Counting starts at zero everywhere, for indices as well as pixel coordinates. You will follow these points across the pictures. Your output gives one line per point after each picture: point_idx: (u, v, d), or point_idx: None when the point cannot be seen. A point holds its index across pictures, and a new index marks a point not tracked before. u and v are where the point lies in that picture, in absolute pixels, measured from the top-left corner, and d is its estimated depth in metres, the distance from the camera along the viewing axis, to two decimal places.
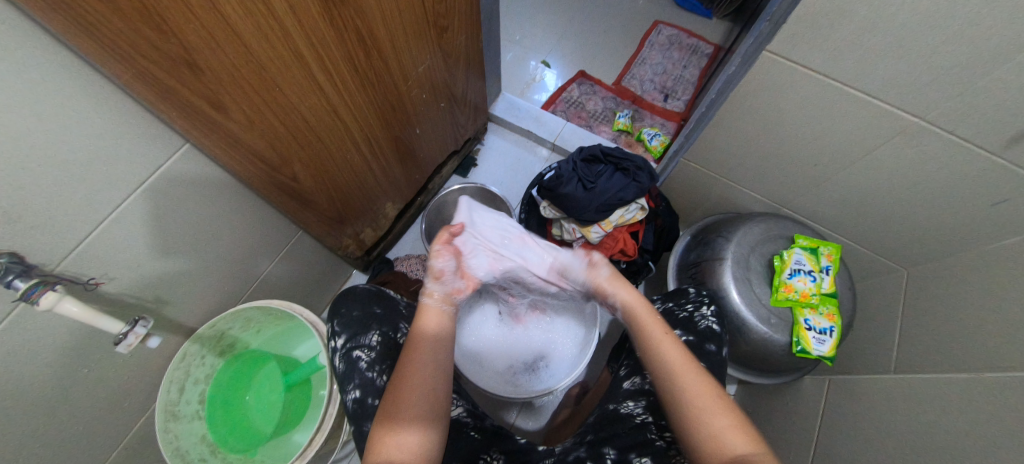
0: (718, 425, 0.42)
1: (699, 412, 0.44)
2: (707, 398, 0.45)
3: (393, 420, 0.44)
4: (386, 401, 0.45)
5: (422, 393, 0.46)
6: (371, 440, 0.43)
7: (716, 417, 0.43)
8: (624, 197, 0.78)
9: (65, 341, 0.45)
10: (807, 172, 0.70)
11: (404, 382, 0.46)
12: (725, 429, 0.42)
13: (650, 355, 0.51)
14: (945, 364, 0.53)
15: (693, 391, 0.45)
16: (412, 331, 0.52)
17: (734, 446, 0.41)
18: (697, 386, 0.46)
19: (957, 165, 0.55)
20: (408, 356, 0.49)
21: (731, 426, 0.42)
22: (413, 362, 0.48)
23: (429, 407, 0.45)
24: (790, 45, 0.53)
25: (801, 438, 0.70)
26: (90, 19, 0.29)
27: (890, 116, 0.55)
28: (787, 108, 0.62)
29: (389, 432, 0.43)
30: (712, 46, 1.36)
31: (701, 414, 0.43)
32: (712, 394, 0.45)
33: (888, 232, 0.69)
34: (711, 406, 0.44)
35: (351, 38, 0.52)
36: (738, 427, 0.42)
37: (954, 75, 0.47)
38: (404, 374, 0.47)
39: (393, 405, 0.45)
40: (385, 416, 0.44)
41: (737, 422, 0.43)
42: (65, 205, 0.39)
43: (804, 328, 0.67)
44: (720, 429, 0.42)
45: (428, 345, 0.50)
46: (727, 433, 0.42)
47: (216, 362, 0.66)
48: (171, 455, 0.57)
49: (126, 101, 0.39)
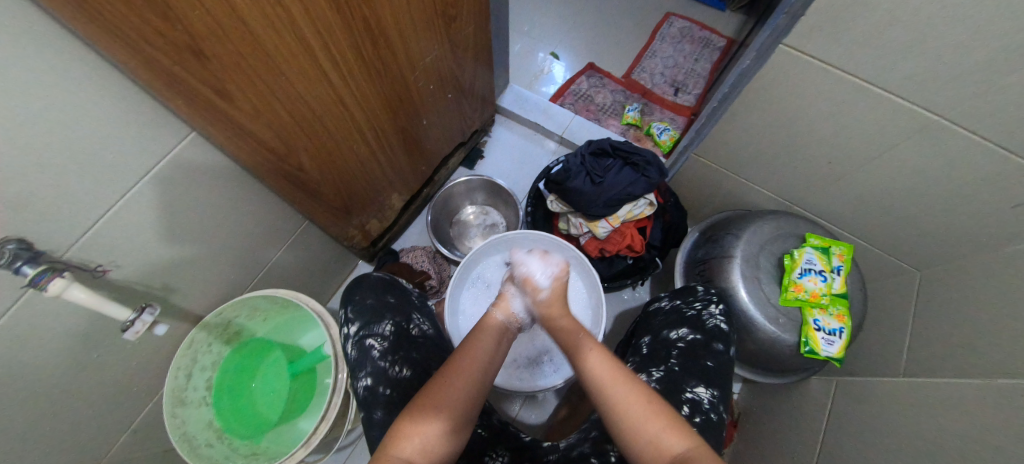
0: (654, 429, 0.40)
1: (632, 421, 0.41)
2: (636, 404, 0.42)
3: (423, 411, 0.43)
4: (420, 396, 0.45)
5: (454, 395, 0.45)
6: (391, 432, 0.42)
7: (648, 422, 0.41)
8: (633, 192, 0.77)
9: (74, 327, 0.45)
10: (821, 170, 0.69)
11: (440, 388, 0.45)
12: (662, 431, 0.40)
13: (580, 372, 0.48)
14: (957, 369, 0.52)
15: (620, 399, 0.43)
16: (461, 343, 0.52)
17: (672, 446, 0.39)
18: (626, 393, 0.43)
19: (976, 166, 0.53)
20: (451, 363, 0.49)
21: (665, 426, 0.40)
22: (456, 367, 0.48)
23: (460, 409, 0.45)
24: (808, 38, 0.52)
25: (805, 438, 0.69)
26: (95, 7, 0.28)
27: (909, 114, 0.53)
28: (803, 104, 0.61)
29: (416, 423, 0.42)
30: (725, 40, 1.33)
31: (634, 423, 0.41)
32: (644, 398, 0.43)
33: (903, 233, 0.68)
34: (644, 413, 0.41)
35: (358, 26, 0.51)
36: (672, 426, 0.41)
37: (979, 73, 0.45)
38: (442, 377, 0.47)
39: (427, 400, 0.44)
40: (417, 407, 0.44)
41: (670, 422, 0.41)
42: (73, 193, 0.39)
43: (812, 328, 0.66)
44: (656, 432, 0.40)
45: (474, 358, 0.50)
46: (664, 436, 0.40)
47: (223, 349, 0.67)
48: (178, 440, 0.58)
49: (132, 89, 0.39)
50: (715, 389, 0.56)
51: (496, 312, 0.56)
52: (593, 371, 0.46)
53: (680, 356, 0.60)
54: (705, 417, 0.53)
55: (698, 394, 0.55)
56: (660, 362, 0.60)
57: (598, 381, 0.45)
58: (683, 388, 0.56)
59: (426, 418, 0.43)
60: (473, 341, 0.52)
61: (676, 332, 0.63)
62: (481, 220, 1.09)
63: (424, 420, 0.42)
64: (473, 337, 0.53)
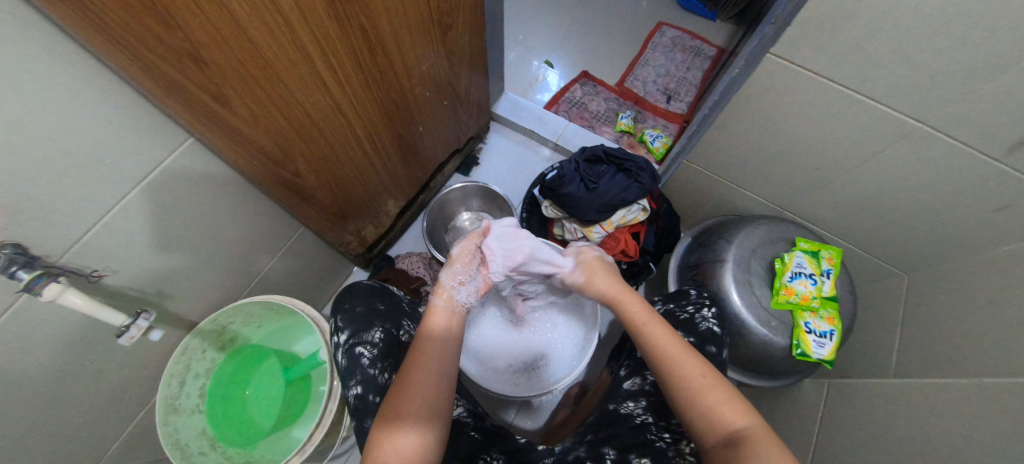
0: (712, 400, 0.42)
1: (692, 389, 0.44)
2: (698, 375, 0.45)
3: (396, 419, 0.43)
4: (387, 404, 0.45)
5: (423, 397, 0.45)
6: (371, 442, 0.42)
7: (707, 393, 0.43)
8: (626, 197, 0.78)
9: (68, 332, 0.45)
10: (809, 175, 0.70)
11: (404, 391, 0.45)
12: (720, 403, 0.42)
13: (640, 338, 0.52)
14: (945, 369, 0.53)
15: (681, 370, 0.46)
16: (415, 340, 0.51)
17: (731, 420, 0.41)
18: (688, 365, 0.46)
19: (958, 171, 0.55)
20: (409, 362, 0.48)
21: (725, 400, 0.42)
22: (418, 362, 0.48)
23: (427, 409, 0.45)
24: (794, 48, 0.53)
25: (799, 441, 0.70)
26: (98, 14, 0.29)
27: (892, 121, 0.55)
28: (790, 111, 0.62)
29: (389, 431, 0.42)
30: (715, 49, 1.36)
31: (695, 390, 0.44)
32: (705, 372, 0.45)
33: (890, 237, 0.69)
34: (704, 384, 0.44)
35: (356, 36, 0.52)
36: (734, 401, 0.42)
37: (957, 81, 0.47)
38: (403, 378, 0.46)
39: (393, 405, 0.44)
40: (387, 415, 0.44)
41: (729, 397, 0.43)
42: (71, 197, 0.39)
43: (804, 331, 0.67)
44: (714, 404, 0.42)
45: (431, 352, 0.49)
46: (722, 409, 0.42)
47: (217, 356, 0.67)
48: (171, 449, 0.57)
49: (130, 95, 0.39)
50: None
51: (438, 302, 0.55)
52: (653, 339, 0.50)
53: None
54: None
55: None
56: None
57: (658, 351, 0.49)
58: None
59: (399, 426, 0.43)
60: (426, 337, 0.51)
61: None
62: (477, 226, 1.10)
63: (400, 429, 0.43)
64: (427, 336, 0.51)
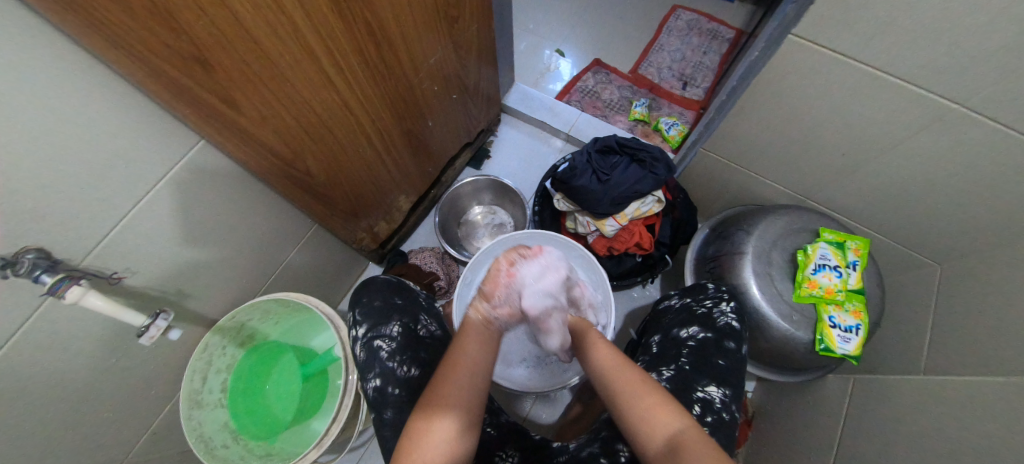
0: (644, 406, 0.44)
1: (625, 394, 0.46)
2: (632, 384, 0.47)
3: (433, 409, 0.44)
4: (422, 401, 0.46)
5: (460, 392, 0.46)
6: (407, 433, 0.43)
7: (639, 400, 0.45)
8: (640, 189, 0.76)
9: (91, 332, 0.46)
10: (835, 162, 0.67)
11: (442, 384, 0.47)
12: (651, 408, 0.44)
13: (591, 363, 0.54)
14: (980, 367, 0.50)
15: (621, 384, 0.47)
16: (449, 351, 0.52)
17: (663, 423, 0.42)
18: (624, 378, 0.48)
19: (996, 156, 0.51)
20: (450, 360, 0.50)
21: (655, 403, 0.44)
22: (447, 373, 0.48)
23: (464, 407, 0.46)
24: (819, 28, 0.50)
25: (822, 437, 0.68)
26: (102, 20, 0.29)
27: (924, 104, 0.52)
28: (814, 96, 0.59)
29: (423, 429, 0.43)
30: (734, 31, 1.30)
31: (627, 399, 0.46)
32: (642, 385, 0.46)
33: (922, 226, 0.66)
34: (639, 392, 0.46)
35: (361, 32, 0.51)
36: (663, 405, 0.44)
37: (1002, 60, 0.43)
38: (439, 377, 0.48)
39: (426, 401, 0.45)
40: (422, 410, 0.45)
41: (661, 401, 0.44)
42: (89, 202, 0.40)
43: (828, 325, 0.65)
44: (647, 409, 0.44)
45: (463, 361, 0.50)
46: (653, 412, 0.43)
47: (237, 352, 0.68)
48: (195, 441, 0.59)
49: (141, 100, 0.40)
50: (727, 388, 0.56)
51: (474, 313, 0.56)
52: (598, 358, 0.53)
53: (692, 355, 0.59)
54: (717, 418, 0.53)
55: (709, 394, 0.55)
56: (670, 362, 0.59)
57: (605, 372, 0.51)
58: (694, 387, 0.55)
59: (434, 416, 0.44)
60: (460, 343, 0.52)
61: (686, 331, 0.62)
62: (489, 220, 1.09)
63: (432, 419, 0.43)
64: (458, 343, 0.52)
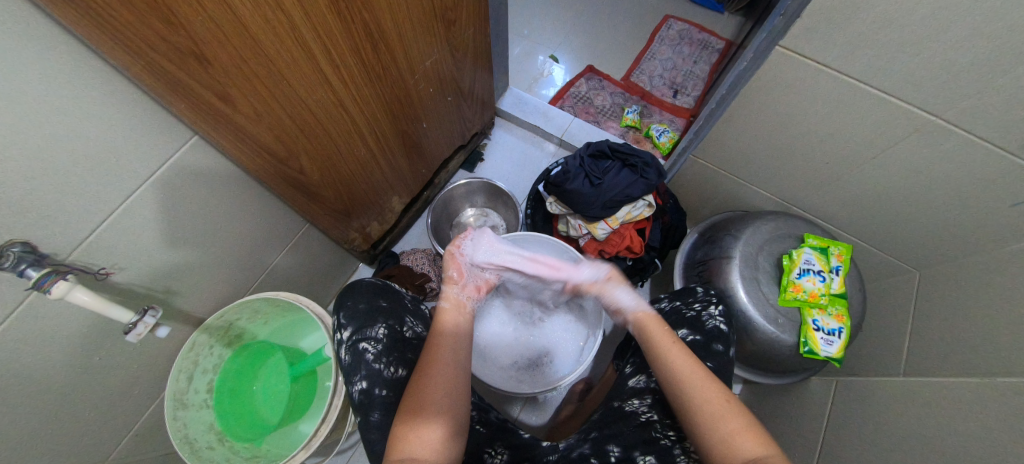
0: (729, 427, 0.43)
1: (708, 414, 0.45)
2: (718, 404, 0.46)
3: (422, 414, 0.45)
4: (405, 402, 0.46)
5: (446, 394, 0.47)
6: (396, 437, 0.44)
7: (725, 421, 0.44)
8: (632, 193, 0.77)
9: (76, 328, 0.45)
10: (819, 170, 0.69)
11: (425, 386, 0.47)
12: (735, 432, 0.43)
13: (662, 363, 0.51)
14: (957, 368, 0.52)
15: (699, 398, 0.46)
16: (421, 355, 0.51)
17: (749, 448, 0.42)
18: (704, 392, 0.47)
19: (970, 165, 0.54)
20: (426, 359, 0.50)
21: (742, 427, 0.43)
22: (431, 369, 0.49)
23: (450, 408, 0.46)
24: (805, 40, 0.52)
25: (806, 438, 0.69)
26: (100, 13, 0.29)
27: (903, 114, 0.54)
28: (800, 105, 0.61)
29: (411, 430, 0.44)
30: (723, 42, 1.34)
31: (711, 419, 0.45)
32: (726, 404, 0.46)
33: (901, 233, 0.68)
34: (722, 412, 0.45)
35: (359, 32, 0.51)
36: (752, 430, 0.43)
37: (974, 74, 0.45)
38: (422, 374, 0.48)
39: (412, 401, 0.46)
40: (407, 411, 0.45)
41: (748, 425, 0.44)
42: (79, 195, 0.40)
43: (812, 329, 0.66)
44: (732, 431, 0.43)
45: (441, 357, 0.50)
46: (739, 435, 0.43)
47: (224, 352, 0.67)
48: (180, 444, 0.58)
49: (135, 93, 0.39)
50: None
51: (445, 302, 0.59)
52: (674, 366, 0.50)
53: None
54: None
55: None
56: None
57: (678, 378, 0.49)
58: None
59: (424, 421, 0.44)
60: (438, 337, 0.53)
61: (675, 334, 0.63)
62: (481, 222, 1.09)
63: (419, 422, 0.44)
64: (436, 341, 0.53)
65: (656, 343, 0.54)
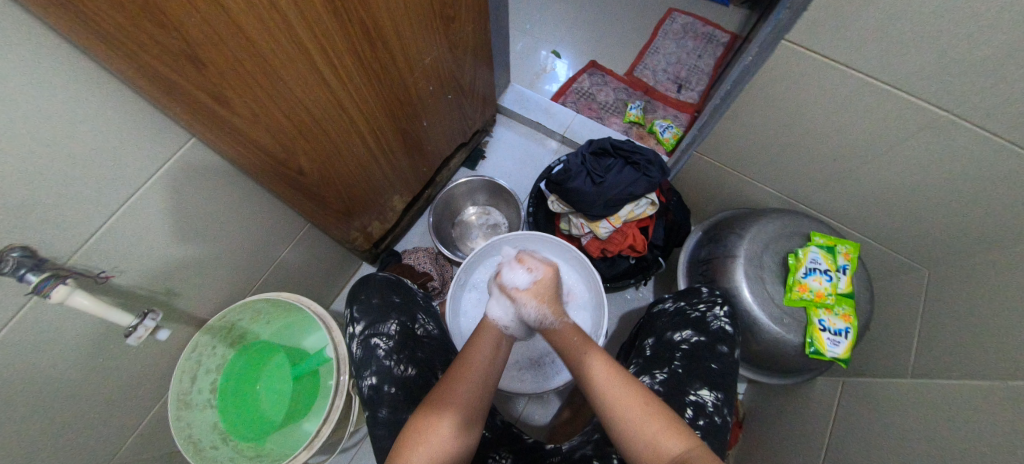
0: (651, 429, 0.42)
1: (629, 420, 0.43)
2: (637, 407, 0.43)
3: (446, 410, 0.44)
4: (429, 398, 0.46)
5: (472, 394, 0.46)
6: (406, 435, 0.43)
7: (647, 425, 0.42)
8: (634, 192, 0.76)
9: (78, 331, 0.46)
10: (826, 167, 0.68)
11: (451, 385, 0.47)
12: (659, 434, 0.41)
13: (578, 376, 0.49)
14: (967, 370, 0.51)
15: (622, 403, 0.44)
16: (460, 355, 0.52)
17: (671, 448, 0.41)
18: (623, 395, 0.44)
19: (983, 162, 0.52)
20: (460, 362, 0.50)
21: (663, 428, 0.42)
22: (461, 372, 0.48)
23: (469, 407, 0.46)
24: (811, 34, 0.51)
25: (810, 439, 0.69)
26: (92, 17, 0.29)
27: (913, 110, 0.52)
28: (806, 101, 0.60)
29: (429, 426, 0.43)
30: (728, 35, 1.32)
31: (634, 425, 0.42)
32: (643, 402, 0.44)
33: (909, 232, 0.67)
34: (643, 414, 0.43)
35: (356, 30, 0.51)
36: (671, 428, 0.42)
37: (987, 68, 0.44)
38: (453, 376, 0.48)
39: (437, 398, 0.46)
40: (429, 406, 0.45)
41: (669, 423, 0.42)
42: (77, 200, 0.40)
43: (818, 329, 0.65)
44: (654, 434, 0.41)
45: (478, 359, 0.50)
46: (661, 437, 0.41)
47: (228, 352, 0.68)
48: (183, 443, 0.59)
49: (130, 96, 0.39)
50: (720, 392, 0.56)
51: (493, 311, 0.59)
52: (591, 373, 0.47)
53: (685, 359, 0.59)
54: (711, 422, 0.53)
55: (702, 397, 0.55)
56: (663, 365, 0.60)
57: (596, 388, 0.46)
58: (687, 391, 0.56)
59: (439, 417, 0.44)
60: (476, 342, 0.53)
61: (680, 335, 0.62)
62: (483, 221, 1.09)
63: (437, 418, 0.44)
64: (473, 343, 0.53)
65: (575, 354, 0.50)
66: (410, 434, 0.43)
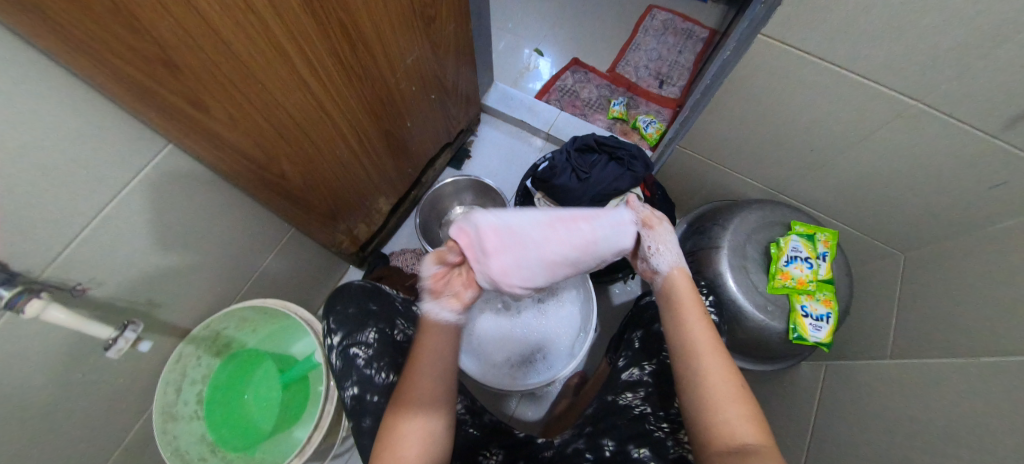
0: (733, 413, 0.40)
1: (716, 396, 0.42)
2: (727, 385, 0.42)
3: (414, 407, 0.44)
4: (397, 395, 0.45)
5: (433, 390, 0.46)
6: (383, 433, 0.43)
7: (730, 405, 0.41)
8: (619, 186, 0.77)
9: (55, 346, 0.44)
10: (804, 157, 0.69)
11: (412, 380, 0.46)
12: (739, 417, 0.40)
13: (675, 327, 0.48)
14: (942, 349, 0.53)
15: (714, 375, 0.43)
16: (416, 336, 0.50)
17: (742, 435, 0.39)
18: (718, 369, 0.43)
19: (952, 148, 0.54)
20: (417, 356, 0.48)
21: (744, 415, 0.40)
22: (418, 367, 0.47)
23: (436, 401, 0.45)
24: (785, 28, 0.52)
25: (797, 423, 0.71)
26: (57, 21, 0.28)
27: (884, 100, 0.54)
28: (783, 94, 0.61)
29: (401, 423, 0.43)
30: (707, 30, 1.34)
31: (717, 401, 0.41)
32: (734, 385, 0.42)
33: (885, 218, 0.69)
34: (728, 393, 0.42)
35: (335, 31, 0.50)
36: (752, 418, 0.40)
37: (952, 58, 0.46)
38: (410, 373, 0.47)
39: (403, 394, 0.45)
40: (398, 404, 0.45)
41: (752, 415, 0.41)
42: (48, 212, 0.39)
43: (800, 315, 0.67)
44: (735, 416, 0.40)
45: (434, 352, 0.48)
46: (739, 422, 0.40)
47: (213, 362, 0.67)
48: (170, 455, 0.58)
49: (102, 102, 0.38)
50: None
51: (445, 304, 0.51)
52: (693, 336, 0.46)
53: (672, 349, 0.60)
54: None
55: None
56: (652, 356, 0.60)
57: (691, 348, 0.45)
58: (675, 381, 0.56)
59: (408, 415, 0.43)
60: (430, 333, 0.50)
61: None
62: None
63: (407, 418, 0.43)
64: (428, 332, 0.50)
65: (677, 308, 0.49)
66: (388, 430, 0.43)
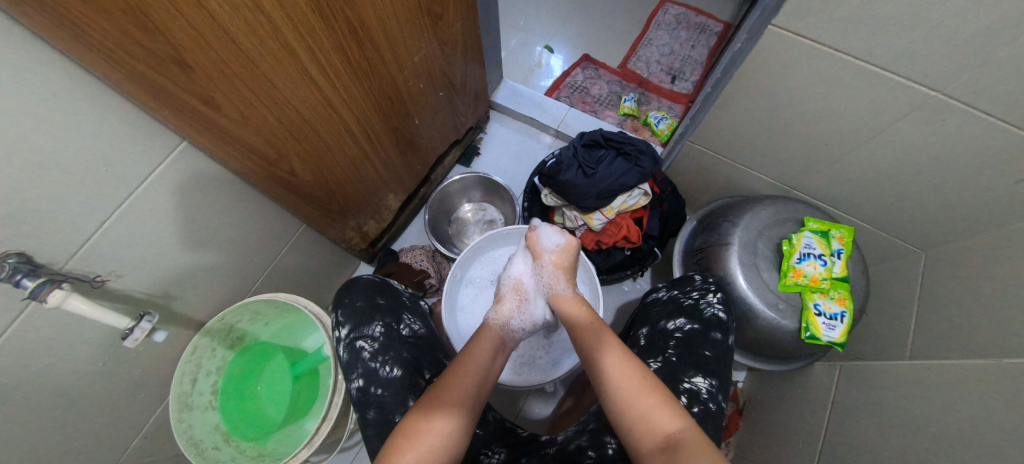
0: (646, 404, 0.42)
1: (627, 395, 0.43)
2: (633, 379, 0.45)
3: (438, 408, 0.44)
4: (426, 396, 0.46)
5: (466, 393, 0.47)
6: (399, 430, 0.43)
7: (641, 398, 0.43)
8: (626, 182, 0.76)
9: (78, 336, 0.46)
10: (819, 152, 0.67)
11: (444, 385, 0.47)
12: (653, 408, 0.42)
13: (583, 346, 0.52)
14: (964, 351, 0.51)
15: (617, 373, 0.46)
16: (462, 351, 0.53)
17: (664, 424, 0.41)
18: (619, 367, 0.46)
19: (977, 141, 0.52)
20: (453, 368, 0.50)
21: (656, 403, 0.42)
22: (456, 377, 0.48)
23: (461, 410, 0.45)
24: (798, 18, 0.50)
25: (809, 425, 0.69)
26: (75, 20, 0.29)
27: (902, 91, 0.52)
28: (797, 86, 0.59)
29: (422, 423, 0.43)
30: (721, 24, 1.31)
31: (627, 396, 0.43)
32: (636, 376, 0.45)
33: (904, 215, 0.67)
34: (637, 387, 0.44)
35: (343, 30, 0.51)
36: (666, 405, 0.42)
37: (975, 46, 0.44)
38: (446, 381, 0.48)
39: (432, 396, 0.46)
40: (423, 403, 0.45)
41: (664, 400, 0.43)
42: (70, 208, 0.41)
43: (813, 314, 0.65)
44: (647, 407, 0.42)
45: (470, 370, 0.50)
46: (655, 411, 0.42)
47: (228, 354, 0.68)
48: (185, 444, 0.59)
49: (119, 101, 0.40)
50: (715, 379, 0.56)
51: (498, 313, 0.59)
52: (596, 345, 0.50)
53: (679, 347, 0.59)
54: (705, 408, 0.53)
55: (696, 384, 0.55)
56: (657, 354, 0.60)
57: (595, 357, 0.49)
58: (682, 378, 0.56)
59: (430, 416, 0.43)
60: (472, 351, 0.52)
61: (673, 323, 0.62)
62: (479, 217, 1.09)
63: (431, 419, 0.43)
64: (468, 351, 0.52)
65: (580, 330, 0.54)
66: (404, 428, 0.43)
